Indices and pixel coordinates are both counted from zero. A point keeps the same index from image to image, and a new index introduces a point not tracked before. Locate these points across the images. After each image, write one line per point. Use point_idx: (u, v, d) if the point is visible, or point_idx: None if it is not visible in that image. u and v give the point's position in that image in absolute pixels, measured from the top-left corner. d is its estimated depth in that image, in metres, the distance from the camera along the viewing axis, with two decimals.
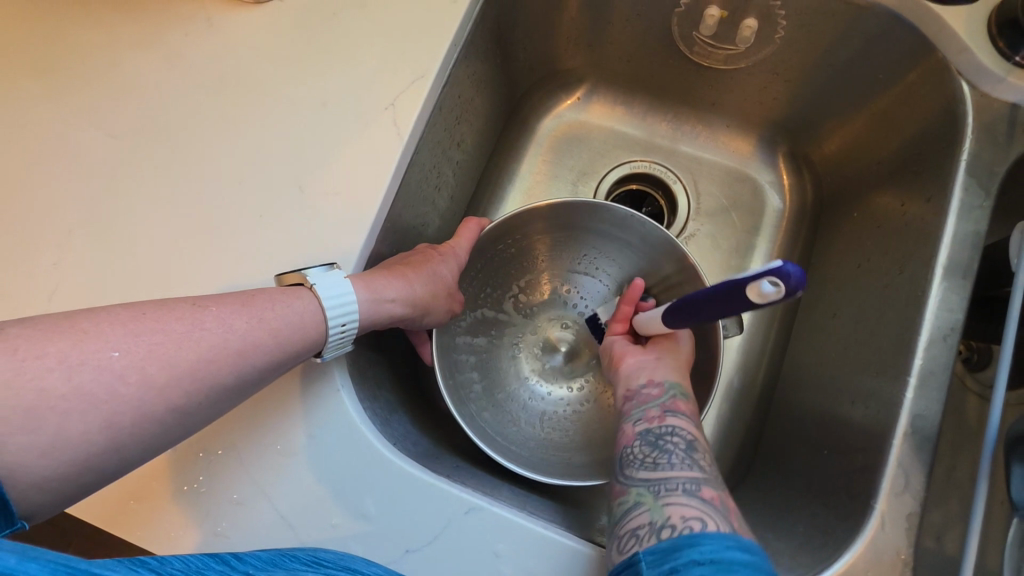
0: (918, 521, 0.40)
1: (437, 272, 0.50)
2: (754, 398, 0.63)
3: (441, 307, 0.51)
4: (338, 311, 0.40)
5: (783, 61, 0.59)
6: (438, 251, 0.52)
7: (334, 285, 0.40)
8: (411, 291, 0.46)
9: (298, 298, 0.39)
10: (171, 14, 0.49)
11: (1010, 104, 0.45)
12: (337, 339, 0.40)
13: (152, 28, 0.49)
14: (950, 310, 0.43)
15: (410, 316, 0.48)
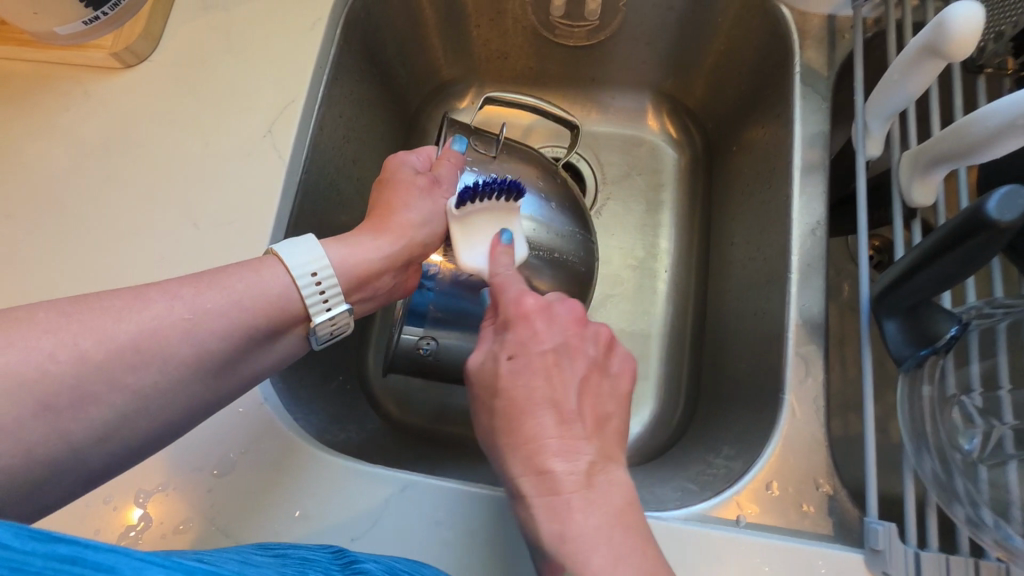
0: (825, 402, 0.42)
1: (425, 237, 0.44)
2: (688, 340, 0.66)
3: (394, 294, 0.46)
4: (311, 274, 0.37)
5: (636, 26, 0.63)
6: (431, 193, 0.45)
7: (303, 254, 0.38)
8: (397, 265, 0.43)
9: (265, 270, 0.37)
10: (48, 94, 0.52)
11: (825, 18, 0.50)
12: (324, 322, 0.38)
13: (32, 111, 0.51)
14: (812, 207, 0.47)
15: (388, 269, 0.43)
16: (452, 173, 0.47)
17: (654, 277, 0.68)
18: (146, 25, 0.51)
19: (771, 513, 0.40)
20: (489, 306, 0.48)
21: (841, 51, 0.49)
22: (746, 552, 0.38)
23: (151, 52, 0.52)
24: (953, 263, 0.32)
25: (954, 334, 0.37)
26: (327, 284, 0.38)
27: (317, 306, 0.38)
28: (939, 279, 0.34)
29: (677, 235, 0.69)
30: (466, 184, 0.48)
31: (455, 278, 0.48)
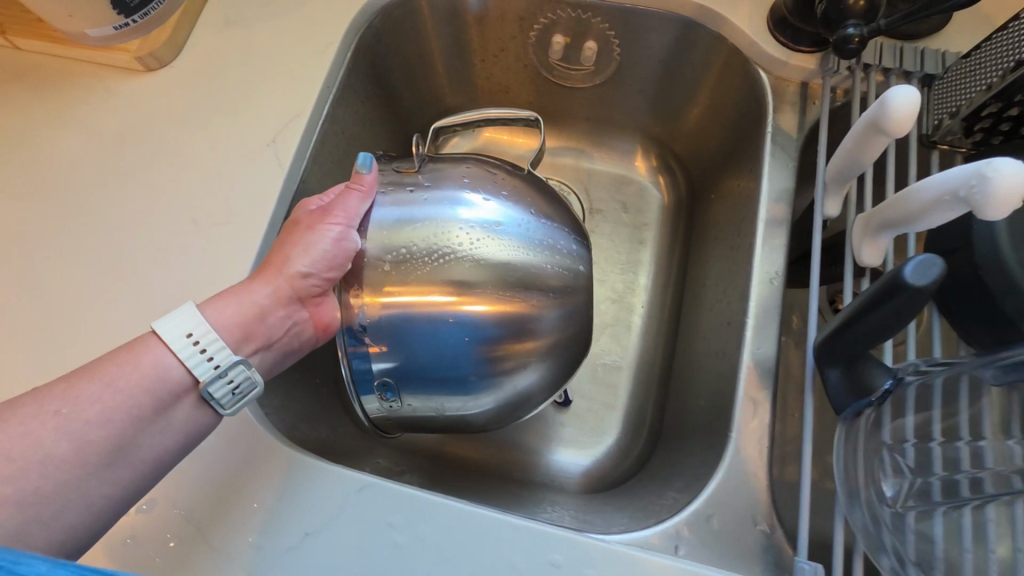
0: (768, 442, 0.45)
1: (305, 272, 0.45)
2: (657, 374, 0.68)
3: (305, 337, 0.47)
4: (188, 348, 0.40)
5: (629, 74, 0.67)
6: (314, 225, 0.45)
7: (176, 326, 0.40)
8: (280, 307, 0.45)
9: (144, 350, 0.40)
10: (72, 88, 0.55)
11: (799, 84, 0.54)
12: (220, 384, 0.41)
13: (55, 101, 0.55)
14: (773, 256, 0.50)
15: (274, 318, 0.44)
16: (343, 202, 0.46)
17: (629, 312, 0.71)
18: (171, 34, 0.55)
19: (708, 544, 0.42)
20: (438, 340, 0.45)
21: (810, 117, 0.53)
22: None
23: (172, 59, 0.56)
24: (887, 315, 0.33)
25: (888, 387, 0.39)
26: (207, 348, 0.41)
27: (208, 372, 0.40)
28: (874, 330, 0.35)
29: (656, 273, 0.72)
30: (396, 201, 0.47)
31: (391, 315, 0.45)
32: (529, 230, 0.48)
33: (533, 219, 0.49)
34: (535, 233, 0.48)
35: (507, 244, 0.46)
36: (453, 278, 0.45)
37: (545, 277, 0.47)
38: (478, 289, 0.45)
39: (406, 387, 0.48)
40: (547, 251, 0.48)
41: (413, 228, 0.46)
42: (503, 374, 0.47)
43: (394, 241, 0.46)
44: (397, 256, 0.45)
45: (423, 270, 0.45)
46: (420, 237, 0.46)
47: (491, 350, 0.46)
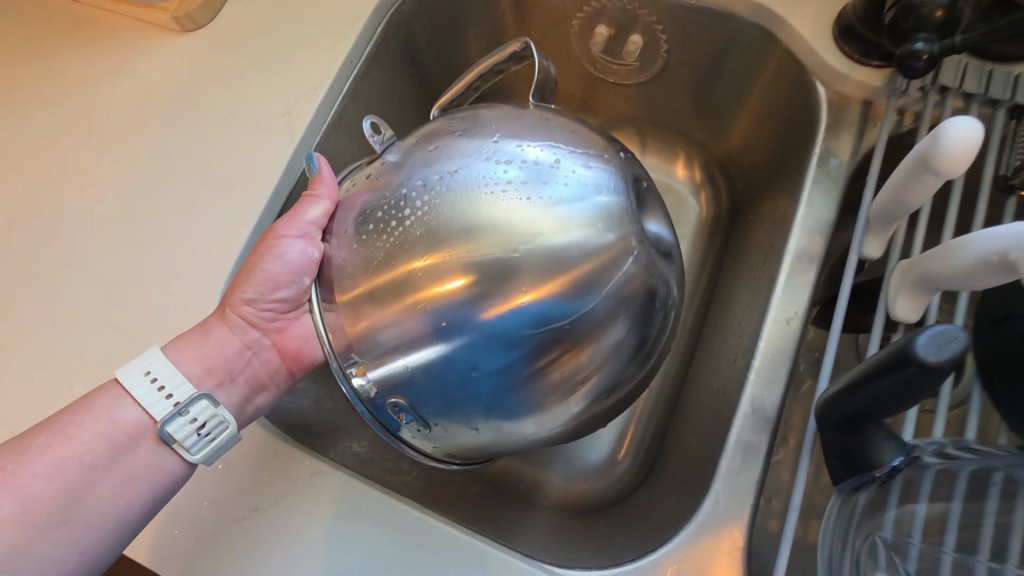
0: (752, 499, 0.40)
1: (250, 297, 0.44)
2: (663, 399, 0.63)
3: (272, 366, 0.47)
4: (151, 393, 0.40)
5: (676, 73, 0.61)
6: (259, 248, 0.44)
7: (137, 373, 0.41)
8: (229, 332, 0.44)
9: (102, 398, 0.40)
10: (114, 41, 0.57)
11: (862, 101, 0.47)
12: (183, 423, 0.40)
13: (98, 52, 0.57)
14: (794, 294, 0.44)
15: (227, 346, 0.44)
16: (286, 216, 0.43)
17: None
18: None
19: None
20: (459, 342, 0.36)
21: (867, 141, 0.47)
22: None
23: (208, 20, 0.56)
24: (899, 387, 0.28)
25: (897, 465, 0.34)
26: (166, 386, 0.41)
27: (169, 411, 0.40)
28: (883, 398, 0.30)
29: (680, 290, 0.67)
30: (388, 180, 0.39)
31: (398, 314, 0.36)
32: (566, 183, 0.36)
33: (579, 163, 0.37)
34: (576, 185, 0.36)
35: (537, 206, 0.35)
36: (465, 260, 0.35)
37: (594, 247, 0.35)
38: (506, 273, 0.35)
39: (430, 410, 0.38)
40: (595, 209, 0.36)
41: (409, 203, 0.37)
42: (554, 381, 0.37)
43: (389, 225, 0.37)
44: (394, 241, 0.37)
45: (437, 245, 0.36)
46: (425, 214, 0.36)
47: (534, 347, 0.35)
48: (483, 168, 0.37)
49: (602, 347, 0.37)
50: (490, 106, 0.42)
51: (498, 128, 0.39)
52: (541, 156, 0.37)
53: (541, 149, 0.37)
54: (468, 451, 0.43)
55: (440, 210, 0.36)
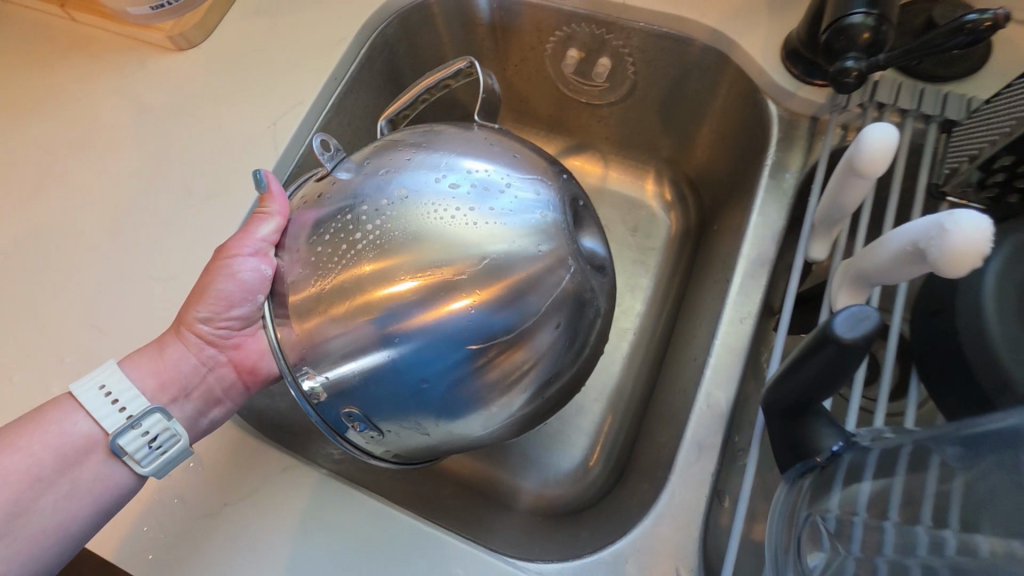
0: (708, 490, 0.42)
1: (202, 318, 0.45)
2: (635, 405, 0.65)
3: (228, 381, 0.48)
4: (104, 407, 0.42)
5: (643, 94, 0.65)
6: (212, 267, 0.45)
7: (91, 389, 0.42)
8: (181, 352, 0.46)
9: (59, 410, 0.42)
10: (110, 60, 0.60)
11: (810, 118, 0.51)
12: (135, 437, 0.42)
13: (95, 70, 0.60)
14: (747, 296, 0.47)
15: (180, 368, 0.46)
16: (238, 235, 0.45)
17: (618, 336, 0.68)
18: (202, 18, 0.59)
19: None
20: (405, 346, 0.38)
21: (814, 154, 0.50)
22: None
23: (201, 41, 0.60)
24: (822, 365, 0.30)
25: (835, 450, 0.35)
26: (121, 400, 0.42)
27: (122, 424, 0.42)
28: (814, 381, 0.32)
29: (652, 299, 0.69)
30: (337, 192, 0.42)
31: (346, 323, 0.38)
32: (503, 196, 0.39)
33: (517, 181, 0.40)
34: (512, 198, 0.39)
35: (477, 215, 0.38)
36: (408, 264, 0.38)
37: (528, 254, 0.38)
38: (448, 282, 0.37)
39: (382, 415, 0.40)
40: (528, 220, 0.39)
41: (357, 213, 0.40)
42: (497, 380, 0.39)
43: (336, 233, 0.40)
44: (342, 249, 0.39)
45: (381, 256, 0.38)
46: (370, 223, 0.39)
47: (470, 348, 0.38)
48: (426, 184, 0.40)
49: (540, 346, 0.40)
50: (434, 125, 0.45)
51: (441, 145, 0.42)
52: (480, 174, 0.40)
53: (479, 168, 0.40)
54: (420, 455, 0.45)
55: (386, 223, 0.39)
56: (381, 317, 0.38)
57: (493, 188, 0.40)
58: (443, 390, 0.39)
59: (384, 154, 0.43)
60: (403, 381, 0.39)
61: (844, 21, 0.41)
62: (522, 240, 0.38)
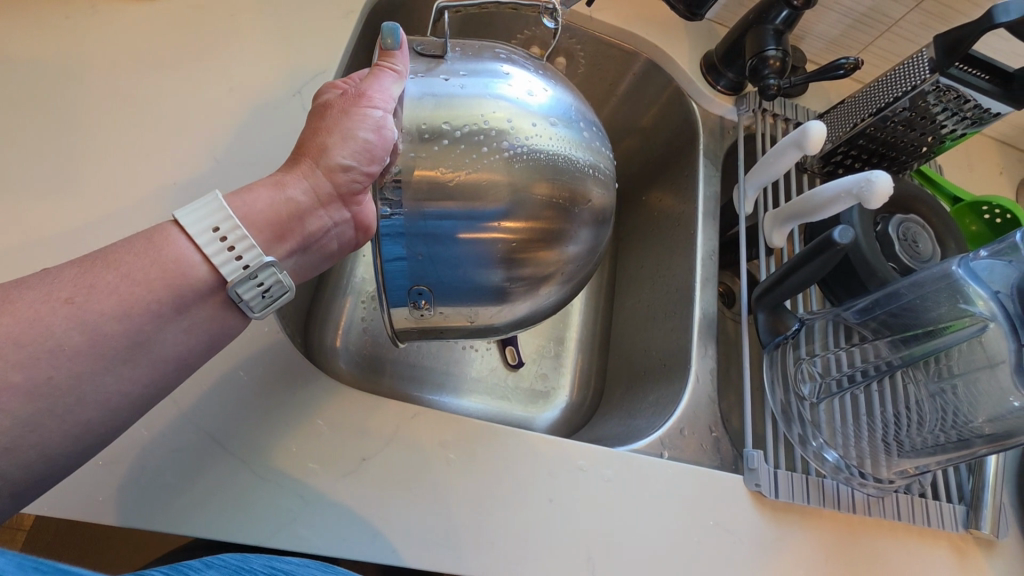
0: (714, 373, 0.60)
1: (343, 164, 0.39)
2: (599, 341, 0.81)
3: (345, 238, 0.43)
4: (214, 245, 0.35)
5: (585, 92, 0.79)
6: (350, 110, 0.39)
7: (201, 218, 0.36)
8: (308, 203, 0.39)
9: (167, 240, 0.35)
10: (56, 21, 0.52)
11: (719, 116, 0.73)
12: (248, 286, 0.37)
13: (36, 30, 0.51)
14: (709, 240, 0.66)
15: (299, 225, 0.39)
16: (380, 82, 0.40)
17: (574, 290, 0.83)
18: None
19: (683, 448, 0.55)
20: (458, 230, 0.42)
21: (727, 141, 0.72)
22: (672, 469, 0.52)
23: None
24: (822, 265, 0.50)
25: (797, 326, 0.58)
26: (234, 245, 0.36)
27: (236, 272, 0.36)
28: (802, 280, 0.53)
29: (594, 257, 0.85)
30: (454, 76, 0.44)
31: (420, 209, 0.42)
32: (593, 124, 0.48)
33: (576, 110, 0.47)
34: (598, 128, 0.49)
35: (550, 131, 0.44)
36: (536, 156, 0.43)
37: (605, 171, 0.47)
38: (521, 181, 0.42)
39: (446, 292, 0.45)
40: (605, 149, 0.48)
41: (485, 100, 0.43)
42: (530, 276, 0.45)
43: (459, 115, 0.42)
44: (467, 133, 0.42)
45: (467, 156, 0.42)
46: (496, 112, 0.43)
47: (518, 240, 0.43)
48: (515, 97, 0.44)
49: (573, 252, 0.46)
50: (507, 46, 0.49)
51: (543, 67, 0.48)
52: (549, 96, 0.46)
53: (548, 92, 0.46)
54: (466, 336, 0.51)
55: (473, 128, 0.42)
56: (458, 207, 0.42)
57: (560, 113, 0.45)
58: (497, 275, 0.44)
59: (494, 54, 0.47)
60: (465, 263, 0.44)
61: (765, 53, 0.62)
62: (580, 160, 0.45)
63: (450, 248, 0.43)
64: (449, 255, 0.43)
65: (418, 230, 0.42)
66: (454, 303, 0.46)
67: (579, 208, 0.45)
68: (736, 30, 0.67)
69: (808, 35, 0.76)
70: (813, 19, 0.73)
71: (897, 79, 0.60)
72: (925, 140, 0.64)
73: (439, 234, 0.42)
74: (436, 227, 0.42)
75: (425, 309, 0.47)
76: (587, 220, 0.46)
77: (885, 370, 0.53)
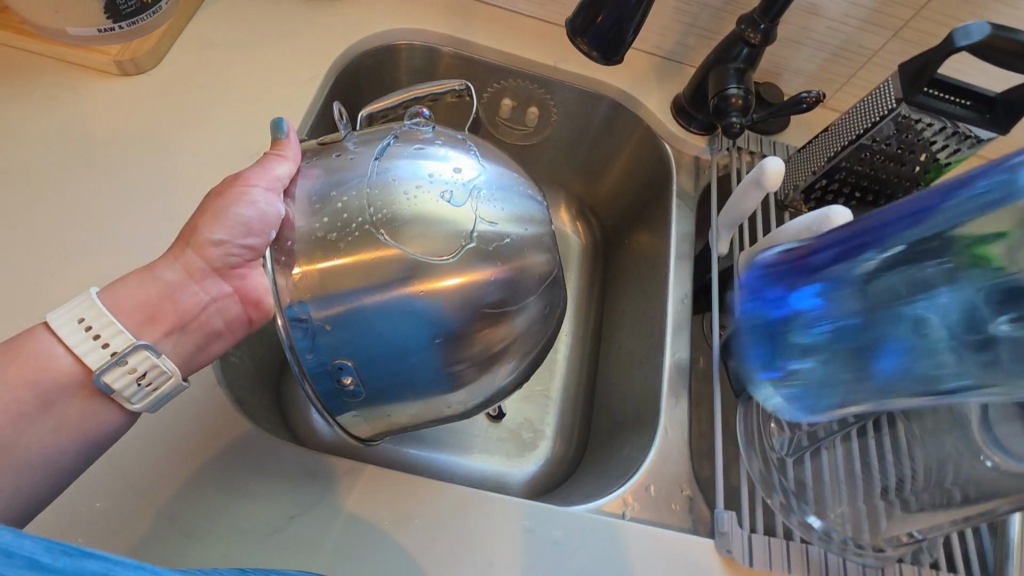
0: (688, 425, 0.56)
1: (215, 239, 0.40)
2: (584, 392, 0.78)
3: (232, 314, 0.42)
4: (80, 344, 0.36)
5: (561, 138, 0.80)
6: (225, 191, 0.40)
7: (72, 318, 0.37)
8: (177, 278, 0.40)
9: (37, 340, 0.36)
10: (35, 87, 0.56)
11: (694, 156, 0.71)
12: (120, 373, 0.37)
13: (18, 96, 0.55)
14: (682, 285, 0.64)
15: (173, 299, 0.39)
16: (261, 167, 0.42)
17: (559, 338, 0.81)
18: (156, 45, 0.59)
19: (647, 509, 0.51)
20: (383, 307, 0.39)
21: (701, 182, 0.70)
22: (621, 532, 0.48)
23: (150, 66, 0.59)
24: None
25: None
26: (101, 334, 0.37)
27: (104, 360, 0.36)
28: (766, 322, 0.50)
29: (579, 304, 0.83)
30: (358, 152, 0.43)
31: (334, 291, 0.39)
32: (504, 180, 0.44)
33: (490, 168, 0.44)
34: (512, 183, 0.44)
35: (451, 188, 0.41)
36: (416, 215, 0.40)
37: (528, 228, 0.43)
38: (426, 246, 0.39)
39: (376, 376, 0.41)
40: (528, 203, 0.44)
41: (371, 169, 0.41)
42: (471, 349, 0.42)
43: (348, 184, 0.41)
44: (351, 201, 0.40)
45: (361, 218, 0.39)
46: (383, 178, 0.40)
47: (455, 312, 0.40)
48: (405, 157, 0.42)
49: (520, 324, 0.43)
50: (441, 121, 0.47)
51: (455, 136, 0.46)
52: (456, 153, 0.43)
53: (458, 153, 0.44)
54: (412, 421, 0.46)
55: (365, 197, 0.40)
56: (362, 279, 0.39)
57: (468, 173, 0.43)
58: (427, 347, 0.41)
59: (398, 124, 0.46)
60: (391, 341, 0.40)
61: (726, 92, 0.61)
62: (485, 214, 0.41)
63: (375, 327, 0.39)
64: (376, 335, 0.40)
65: (333, 311, 0.39)
66: (384, 386, 0.42)
67: (508, 267, 0.42)
68: (699, 72, 0.66)
69: (785, 73, 0.74)
70: (786, 55, 0.72)
71: (863, 112, 0.58)
72: (911, 172, 0.60)
73: (360, 313, 0.39)
74: (359, 306, 0.39)
75: (348, 396, 0.42)
76: (528, 283, 0.43)
77: (870, 411, 0.48)
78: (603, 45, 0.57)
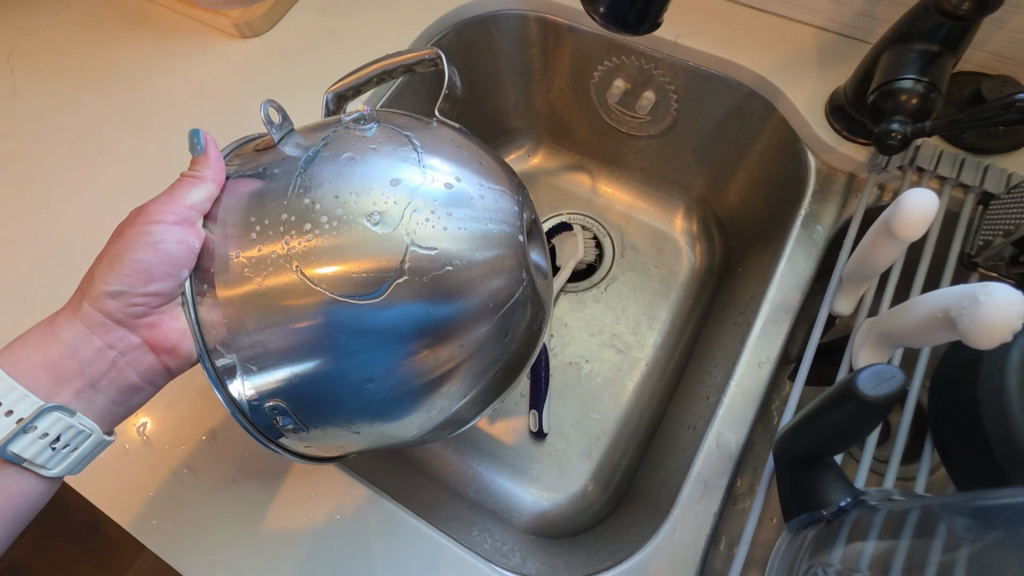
0: (709, 530, 0.42)
1: (116, 289, 0.41)
2: (643, 437, 0.65)
3: (145, 361, 0.45)
4: None
5: (682, 132, 0.66)
6: (131, 231, 0.41)
7: None
8: (81, 329, 0.42)
9: None
10: (185, 48, 0.66)
11: (847, 174, 0.52)
12: (33, 440, 0.38)
13: (173, 55, 0.65)
14: (768, 344, 0.47)
15: (79, 358, 0.42)
16: (164, 198, 0.40)
17: (633, 366, 0.68)
18: (269, 11, 0.64)
19: None
20: (303, 348, 0.34)
21: (846, 210, 0.51)
22: None
23: (265, 30, 0.64)
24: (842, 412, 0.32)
25: (841, 505, 0.35)
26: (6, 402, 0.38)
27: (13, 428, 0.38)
28: (829, 433, 0.33)
29: (667, 334, 0.69)
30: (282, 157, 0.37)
31: (248, 326, 0.35)
32: (445, 188, 0.36)
33: (445, 174, 0.36)
34: (456, 194, 0.36)
35: (392, 207, 0.34)
36: (336, 244, 0.34)
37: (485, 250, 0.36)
38: (347, 279, 0.34)
39: (306, 416, 0.36)
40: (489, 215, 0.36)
41: (293, 179, 0.36)
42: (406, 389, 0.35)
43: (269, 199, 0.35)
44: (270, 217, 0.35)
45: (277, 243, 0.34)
46: (304, 188, 0.35)
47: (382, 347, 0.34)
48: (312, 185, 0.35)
49: (467, 344, 0.36)
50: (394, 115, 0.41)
51: (398, 130, 0.38)
52: (392, 161, 0.36)
53: (392, 155, 0.36)
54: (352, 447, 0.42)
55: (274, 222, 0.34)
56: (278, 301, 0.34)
57: (407, 181, 0.35)
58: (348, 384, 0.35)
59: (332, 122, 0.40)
60: (311, 382, 0.35)
61: (893, 85, 0.42)
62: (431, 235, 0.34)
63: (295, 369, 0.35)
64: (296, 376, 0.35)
65: (246, 337, 0.35)
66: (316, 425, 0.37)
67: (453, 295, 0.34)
68: (870, 55, 0.47)
69: None
70: None
71: None
72: None
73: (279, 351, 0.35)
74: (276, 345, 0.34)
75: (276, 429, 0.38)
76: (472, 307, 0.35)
77: None
78: (623, 6, 0.39)
